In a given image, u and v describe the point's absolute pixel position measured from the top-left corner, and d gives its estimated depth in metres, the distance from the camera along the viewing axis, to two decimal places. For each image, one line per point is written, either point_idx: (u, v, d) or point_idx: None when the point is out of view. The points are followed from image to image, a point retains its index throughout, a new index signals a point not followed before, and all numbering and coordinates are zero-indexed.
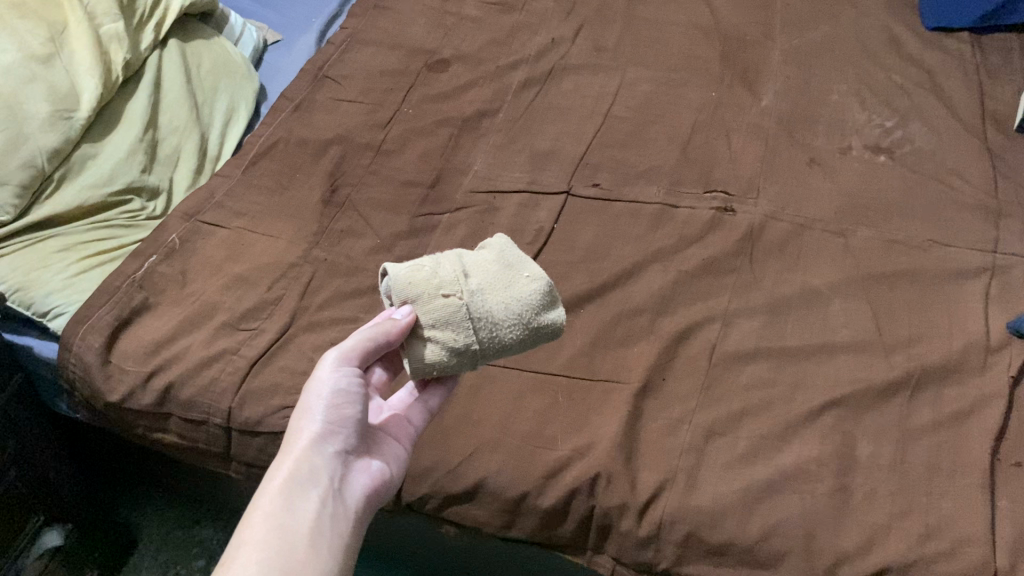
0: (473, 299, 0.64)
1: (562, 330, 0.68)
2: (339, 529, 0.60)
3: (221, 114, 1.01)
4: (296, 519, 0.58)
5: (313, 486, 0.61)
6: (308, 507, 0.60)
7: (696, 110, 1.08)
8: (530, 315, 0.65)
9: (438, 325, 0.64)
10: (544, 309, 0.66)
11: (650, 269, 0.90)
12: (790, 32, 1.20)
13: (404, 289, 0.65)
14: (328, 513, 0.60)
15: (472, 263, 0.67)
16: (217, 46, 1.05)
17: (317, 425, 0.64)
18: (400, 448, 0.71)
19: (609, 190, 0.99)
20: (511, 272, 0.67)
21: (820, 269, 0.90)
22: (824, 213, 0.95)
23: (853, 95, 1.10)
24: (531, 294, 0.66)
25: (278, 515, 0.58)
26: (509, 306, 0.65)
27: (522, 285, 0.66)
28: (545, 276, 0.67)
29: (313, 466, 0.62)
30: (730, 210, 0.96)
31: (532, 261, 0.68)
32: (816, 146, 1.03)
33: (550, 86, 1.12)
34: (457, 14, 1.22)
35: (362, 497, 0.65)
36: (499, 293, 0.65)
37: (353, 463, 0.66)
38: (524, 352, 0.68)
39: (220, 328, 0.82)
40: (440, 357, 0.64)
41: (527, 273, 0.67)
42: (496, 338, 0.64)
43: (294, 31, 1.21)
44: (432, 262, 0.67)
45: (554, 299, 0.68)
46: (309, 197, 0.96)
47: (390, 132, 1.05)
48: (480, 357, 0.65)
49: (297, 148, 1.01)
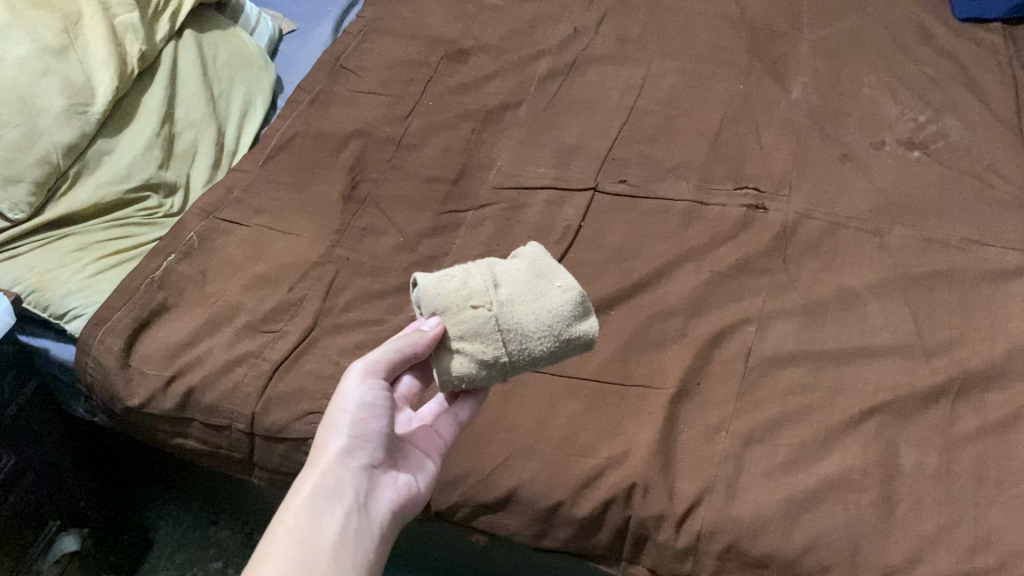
0: (502, 311, 0.63)
1: (592, 342, 0.67)
2: (362, 548, 0.58)
3: (237, 107, 0.99)
4: (318, 539, 0.57)
5: (337, 502, 0.59)
6: (332, 526, 0.58)
7: (725, 103, 1.05)
8: (560, 327, 0.65)
9: (467, 336, 0.63)
10: (575, 320, 0.66)
11: (683, 269, 0.88)
12: (818, 23, 1.17)
13: (432, 299, 0.64)
14: (352, 531, 0.59)
15: (503, 273, 0.66)
16: (233, 37, 1.02)
17: (342, 438, 0.62)
18: (430, 461, 0.69)
19: (637, 186, 0.96)
20: (542, 284, 0.66)
21: (856, 269, 0.88)
22: (859, 211, 0.93)
23: (884, 88, 1.07)
24: (561, 305, 0.65)
25: (300, 534, 0.57)
26: (539, 318, 0.64)
27: (553, 296, 0.66)
28: (576, 287, 0.67)
29: (338, 482, 0.60)
30: (762, 207, 0.93)
31: (563, 272, 0.68)
32: (848, 141, 1.01)
33: (575, 77, 1.09)
34: (477, 4, 1.19)
35: (388, 513, 0.62)
36: (529, 304, 0.64)
37: (379, 478, 0.63)
38: (552, 364, 0.67)
39: (242, 331, 0.79)
40: (467, 369, 0.64)
41: (558, 284, 0.66)
42: (525, 350, 0.64)
43: (309, 20, 1.17)
44: (461, 272, 0.66)
45: (585, 311, 0.67)
46: (330, 194, 0.93)
47: (411, 126, 1.02)
48: (508, 370, 0.65)
49: (317, 143, 0.99)
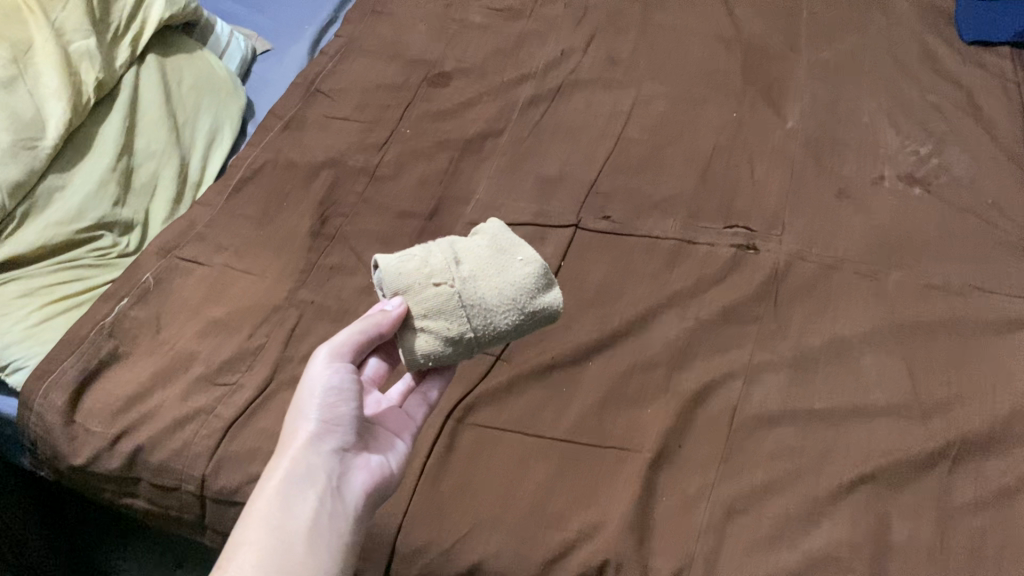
0: (464, 286, 0.63)
1: (559, 314, 0.66)
2: (334, 533, 0.59)
3: (203, 136, 0.94)
4: (290, 525, 0.58)
5: (308, 488, 0.60)
6: (303, 512, 0.58)
7: (717, 131, 1.00)
8: (524, 300, 0.64)
9: (430, 315, 0.63)
10: (539, 292, 0.65)
11: (667, 314, 0.83)
12: (817, 44, 1.12)
13: (395, 280, 0.64)
14: (324, 515, 0.59)
15: (464, 250, 0.65)
16: (199, 61, 0.97)
17: (312, 424, 0.62)
18: (402, 442, 0.69)
19: (621, 223, 0.92)
20: (505, 257, 0.65)
21: (852, 317, 0.82)
22: (855, 252, 0.88)
23: (885, 116, 1.02)
24: (524, 278, 0.64)
25: (273, 520, 0.57)
26: (502, 291, 0.63)
27: (515, 269, 0.64)
28: (539, 259, 0.66)
29: (309, 467, 0.61)
30: (752, 248, 0.88)
31: (526, 244, 0.67)
32: (846, 174, 0.95)
33: (560, 103, 1.04)
34: (461, 21, 1.14)
35: (362, 495, 0.63)
36: (491, 278, 0.63)
37: (352, 460, 0.64)
38: (522, 337, 0.67)
39: (196, 383, 0.75)
40: (432, 347, 0.63)
41: (520, 257, 0.65)
42: (490, 324, 0.63)
43: (285, 38, 1.12)
44: (423, 252, 0.66)
45: (550, 283, 0.66)
46: (297, 227, 0.88)
47: (386, 155, 0.97)
48: (476, 345, 0.64)
49: (286, 172, 0.94)
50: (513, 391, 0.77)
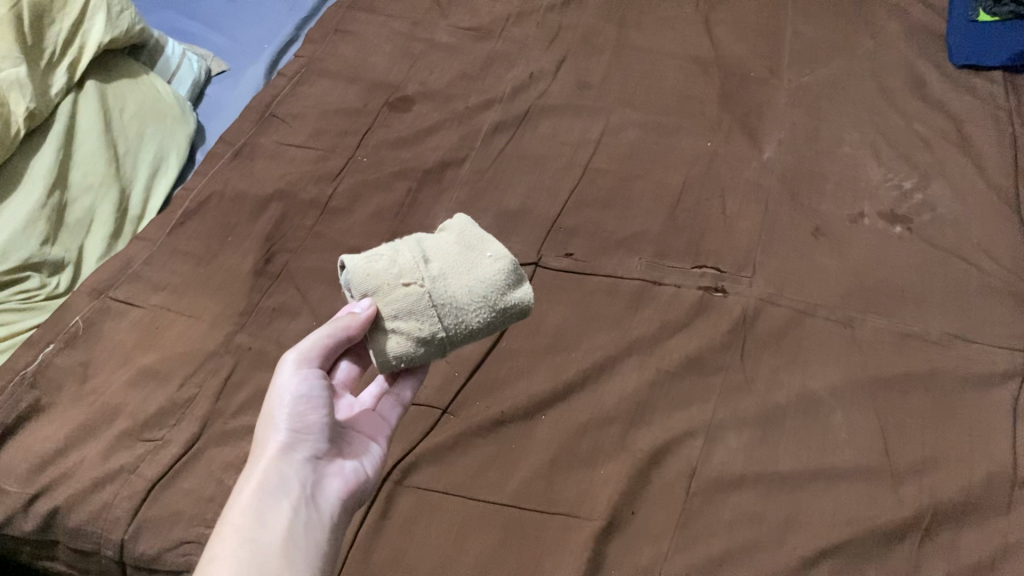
0: (435, 285, 0.58)
1: (530, 309, 0.62)
2: (314, 541, 0.56)
3: (146, 166, 0.89)
4: (267, 534, 0.54)
5: (284, 497, 0.57)
6: (280, 522, 0.55)
7: (689, 163, 0.95)
8: (496, 297, 0.60)
9: (401, 316, 0.59)
10: (511, 288, 0.61)
11: (626, 363, 0.78)
12: (799, 68, 1.07)
13: (362, 282, 0.60)
14: (301, 525, 0.56)
15: (433, 246, 0.61)
16: (145, 85, 0.92)
17: (282, 434, 0.59)
18: (377, 446, 0.66)
19: (583, 261, 0.87)
20: (474, 253, 0.62)
21: (823, 369, 0.78)
22: (830, 297, 0.83)
23: (867, 147, 0.97)
24: (494, 274, 0.60)
25: (249, 531, 0.54)
26: (474, 288, 0.59)
27: (486, 266, 0.61)
28: (509, 254, 0.62)
29: (283, 477, 0.58)
30: (721, 290, 0.83)
31: (496, 240, 0.63)
32: (823, 211, 0.90)
33: (525, 131, 0.99)
34: (427, 41, 1.09)
35: (337, 504, 0.60)
36: (462, 275, 0.59)
37: (325, 468, 0.61)
38: (493, 336, 0.63)
39: (119, 439, 0.71)
40: (404, 349, 0.59)
41: (489, 253, 0.62)
42: (463, 324, 0.59)
43: (242, 58, 1.07)
44: (390, 250, 0.62)
45: (521, 278, 0.63)
46: (239, 266, 0.84)
47: (339, 186, 0.93)
48: (448, 346, 0.60)
49: (233, 205, 0.90)
50: (458, 448, 0.72)
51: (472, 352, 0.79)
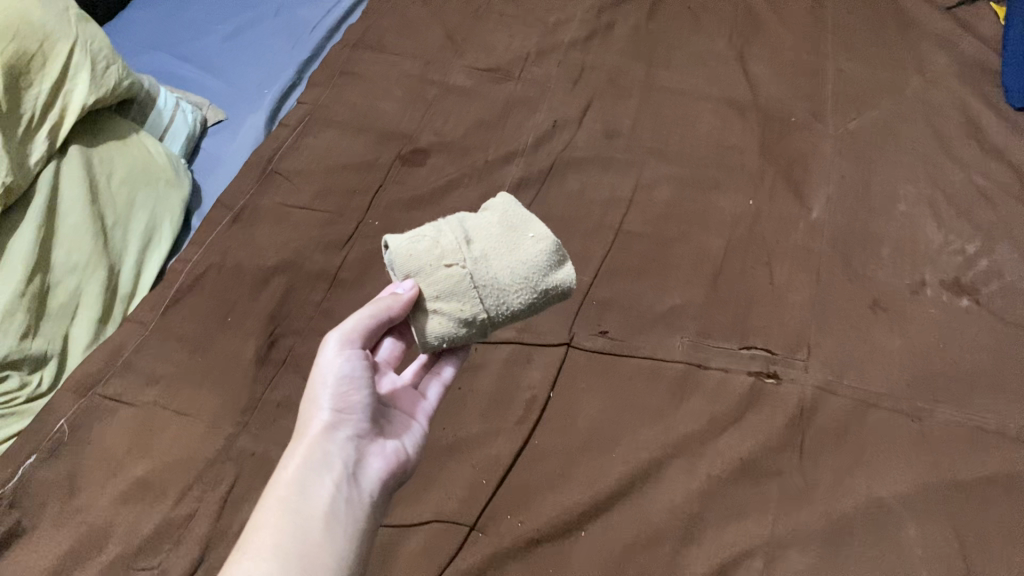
0: (476, 266, 0.57)
1: (573, 291, 0.61)
2: (355, 521, 0.54)
3: (138, 238, 0.82)
4: (310, 511, 0.52)
5: (327, 474, 0.54)
6: (322, 499, 0.53)
7: (732, 224, 0.87)
8: (536, 278, 0.58)
9: (442, 297, 0.58)
10: (552, 269, 0.59)
11: (672, 467, 0.70)
12: (845, 111, 0.99)
13: (405, 263, 0.59)
14: (344, 503, 0.54)
15: (475, 227, 0.60)
16: (134, 146, 0.84)
17: (325, 412, 0.56)
18: (418, 425, 0.64)
19: (619, 340, 0.79)
20: (515, 235, 0.60)
21: (891, 472, 0.70)
22: (894, 383, 0.75)
23: (924, 203, 0.89)
24: (537, 256, 0.59)
25: (291, 506, 0.52)
26: (515, 270, 0.58)
27: (527, 247, 0.59)
28: (551, 235, 0.60)
29: (326, 454, 0.55)
30: (773, 376, 0.76)
31: (537, 219, 0.61)
32: (880, 280, 0.82)
33: (550, 187, 0.91)
34: (441, 84, 1.01)
35: (378, 484, 0.57)
36: (503, 257, 0.58)
37: (368, 448, 0.58)
38: (536, 316, 0.61)
39: (110, 567, 0.63)
40: (446, 329, 0.58)
41: (531, 234, 0.60)
42: (504, 305, 0.58)
43: (241, 105, 0.99)
44: (434, 230, 0.61)
45: (563, 258, 0.61)
46: (241, 353, 0.76)
47: (349, 253, 0.84)
48: (491, 325, 0.59)
49: (233, 279, 0.82)
50: (490, 570, 0.64)
51: (500, 452, 0.71)
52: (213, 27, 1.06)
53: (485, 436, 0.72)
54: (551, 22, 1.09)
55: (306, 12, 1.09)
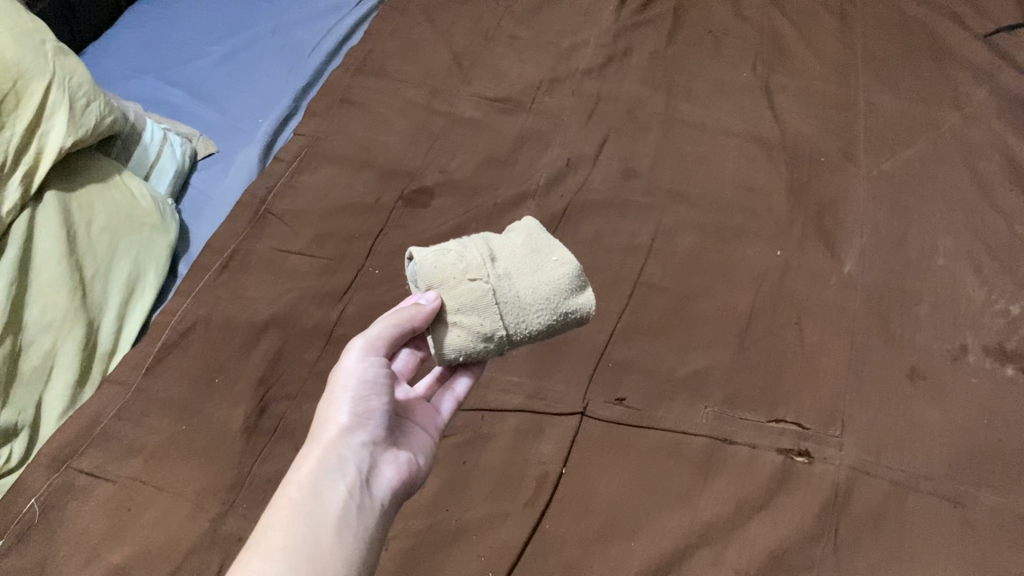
0: (500, 284, 0.57)
1: (589, 319, 0.60)
2: (365, 529, 0.53)
3: (120, 289, 0.76)
4: (321, 515, 0.51)
5: (340, 479, 0.53)
6: (335, 504, 0.52)
7: (758, 278, 0.81)
8: (558, 300, 0.58)
9: (464, 310, 0.57)
10: (573, 293, 0.59)
11: (695, 558, 0.64)
12: (878, 150, 0.93)
13: (429, 274, 0.58)
14: (355, 510, 0.53)
15: (499, 246, 0.60)
16: (117, 188, 0.78)
17: (343, 416, 0.55)
18: (429, 437, 0.63)
19: (638, 409, 0.73)
20: (539, 256, 0.60)
21: (934, 566, 0.64)
22: (935, 464, 0.69)
23: (964, 256, 0.83)
24: (559, 280, 0.58)
25: (303, 509, 0.51)
26: (537, 291, 0.57)
27: (550, 270, 0.59)
28: (573, 260, 0.60)
29: (341, 460, 0.54)
30: (804, 455, 0.70)
31: (561, 244, 0.61)
32: (918, 345, 0.77)
33: (564, 233, 0.85)
34: (447, 115, 0.95)
35: (390, 493, 0.56)
36: (527, 276, 0.57)
37: (382, 455, 0.57)
38: (550, 340, 0.61)
39: None
40: (463, 344, 0.57)
41: (555, 257, 0.59)
42: (524, 325, 0.57)
43: (234, 135, 0.92)
44: (458, 246, 0.60)
45: (583, 285, 0.60)
46: (229, 421, 0.70)
47: (347, 305, 0.78)
48: (507, 345, 0.58)
49: (222, 335, 0.76)
50: None
51: (509, 539, 0.65)
52: (207, 49, 1.00)
53: (493, 519, 0.66)
54: (565, 46, 1.03)
55: (304, 31, 1.03)
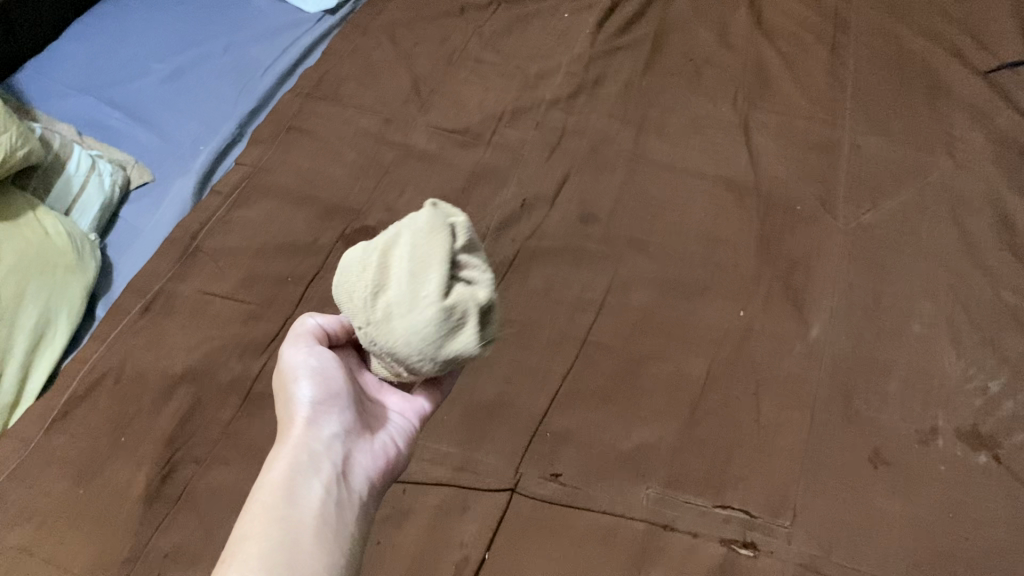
0: (366, 338, 0.47)
1: (480, 352, 0.45)
2: (346, 527, 0.52)
3: (27, 335, 0.71)
4: (298, 516, 0.50)
5: (314, 475, 0.52)
6: (311, 499, 0.51)
7: (716, 342, 0.75)
8: (426, 355, 0.45)
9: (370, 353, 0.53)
10: (444, 343, 0.44)
11: None
12: (859, 199, 0.86)
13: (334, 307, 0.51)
14: (332, 505, 0.52)
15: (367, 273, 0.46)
16: (31, 225, 0.74)
17: (309, 410, 0.55)
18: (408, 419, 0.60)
19: (573, 487, 0.67)
20: (403, 299, 0.44)
21: None
22: (892, 564, 0.63)
23: (942, 324, 0.77)
24: (416, 337, 0.44)
25: (279, 509, 0.50)
26: (399, 351, 0.45)
27: (410, 318, 0.44)
28: (437, 304, 0.43)
29: (312, 454, 0.53)
30: (750, 547, 0.64)
31: (438, 272, 0.44)
32: (884, 424, 0.70)
33: (512, 283, 0.80)
34: (401, 148, 0.89)
35: (368, 480, 0.56)
36: (383, 331, 0.45)
37: (357, 442, 0.56)
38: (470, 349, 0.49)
39: None
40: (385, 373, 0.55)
41: (417, 300, 0.44)
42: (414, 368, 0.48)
43: (171, 163, 0.88)
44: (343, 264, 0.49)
45: (462, 322, 0.44)
46: (129, 486, 0.66)
47: (271, 358, 0.73)
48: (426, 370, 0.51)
49: (134, 387, 0.71)
50: None
51: None
52: (152, 66, 0.95)
53: None
54: (533, 74, 0.97)
55: (258, 50, 0.98)
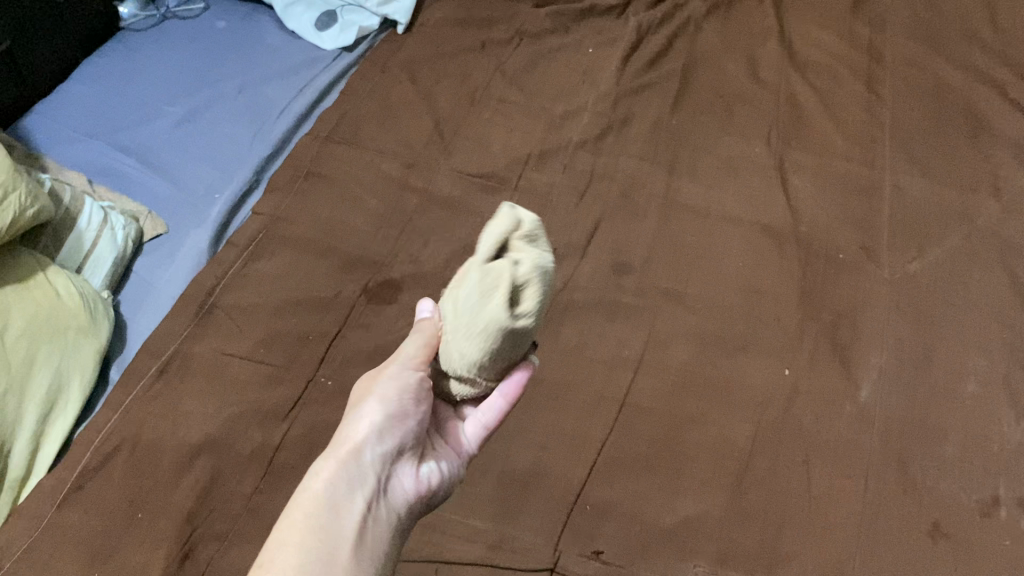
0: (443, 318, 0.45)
1: None
2: (382, 544, 0.48)
3: (38, 405, 0.67)
4: (335, 531, 0.46)
5: (359, 488, 0.49)
6: (351, 513, 0.47)
7: (761, 403, 0.72)
8: None
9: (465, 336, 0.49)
10: None
11: None
12: (904, 245, 0.82)
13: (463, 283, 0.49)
14: (369, 524, 0.48)
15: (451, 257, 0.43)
16: (41, 286, 0.70)
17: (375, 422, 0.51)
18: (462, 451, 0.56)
19: (616, 565, 0.63)
20: None
21: None
22: None
23: (999, 383, 0.73)
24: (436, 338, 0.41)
25: (318, 519, 0.47)
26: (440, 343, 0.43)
27: None
28: None
29: (362, 467, 0.49)
30: None
31: None
32: (944, 494, 0.67)
33: (543, 339, 0.76)
34: (424, 194, 0.86)
35: (408, 503, 0.51)
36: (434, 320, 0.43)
37: (410, 461, 0.52)
38: None
39: None
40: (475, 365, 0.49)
41: None
42: None
43: (185, 212, 0.84)
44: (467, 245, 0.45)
45: None
46: (145, 569, 0.62)
47: (292, 425, 0.70)
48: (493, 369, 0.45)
49: (150, 459, 0.67)
50: None
51: None
52: (165, 109, 0.92)
53: None
54: (559, 114, 0.94)
55: (273, 90, 0.95)
